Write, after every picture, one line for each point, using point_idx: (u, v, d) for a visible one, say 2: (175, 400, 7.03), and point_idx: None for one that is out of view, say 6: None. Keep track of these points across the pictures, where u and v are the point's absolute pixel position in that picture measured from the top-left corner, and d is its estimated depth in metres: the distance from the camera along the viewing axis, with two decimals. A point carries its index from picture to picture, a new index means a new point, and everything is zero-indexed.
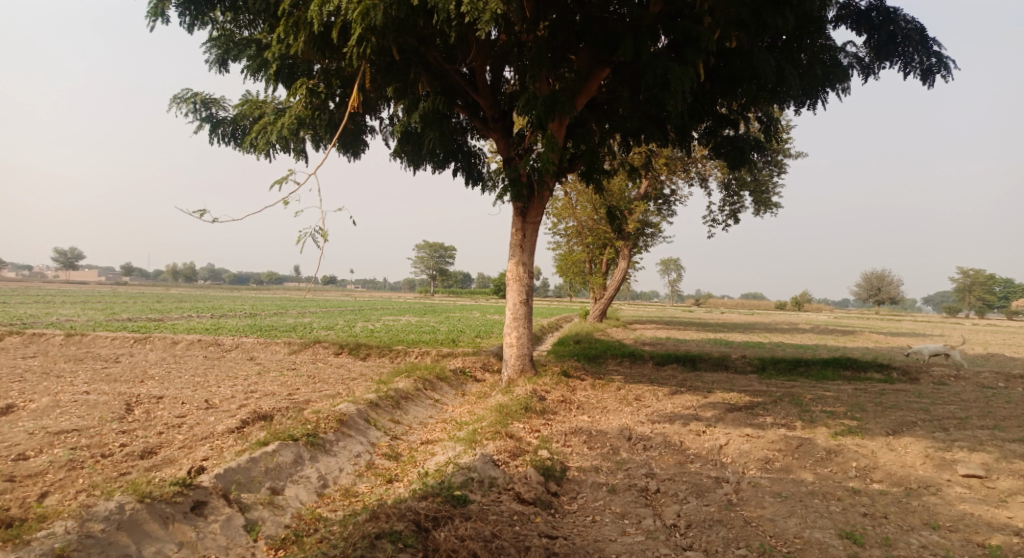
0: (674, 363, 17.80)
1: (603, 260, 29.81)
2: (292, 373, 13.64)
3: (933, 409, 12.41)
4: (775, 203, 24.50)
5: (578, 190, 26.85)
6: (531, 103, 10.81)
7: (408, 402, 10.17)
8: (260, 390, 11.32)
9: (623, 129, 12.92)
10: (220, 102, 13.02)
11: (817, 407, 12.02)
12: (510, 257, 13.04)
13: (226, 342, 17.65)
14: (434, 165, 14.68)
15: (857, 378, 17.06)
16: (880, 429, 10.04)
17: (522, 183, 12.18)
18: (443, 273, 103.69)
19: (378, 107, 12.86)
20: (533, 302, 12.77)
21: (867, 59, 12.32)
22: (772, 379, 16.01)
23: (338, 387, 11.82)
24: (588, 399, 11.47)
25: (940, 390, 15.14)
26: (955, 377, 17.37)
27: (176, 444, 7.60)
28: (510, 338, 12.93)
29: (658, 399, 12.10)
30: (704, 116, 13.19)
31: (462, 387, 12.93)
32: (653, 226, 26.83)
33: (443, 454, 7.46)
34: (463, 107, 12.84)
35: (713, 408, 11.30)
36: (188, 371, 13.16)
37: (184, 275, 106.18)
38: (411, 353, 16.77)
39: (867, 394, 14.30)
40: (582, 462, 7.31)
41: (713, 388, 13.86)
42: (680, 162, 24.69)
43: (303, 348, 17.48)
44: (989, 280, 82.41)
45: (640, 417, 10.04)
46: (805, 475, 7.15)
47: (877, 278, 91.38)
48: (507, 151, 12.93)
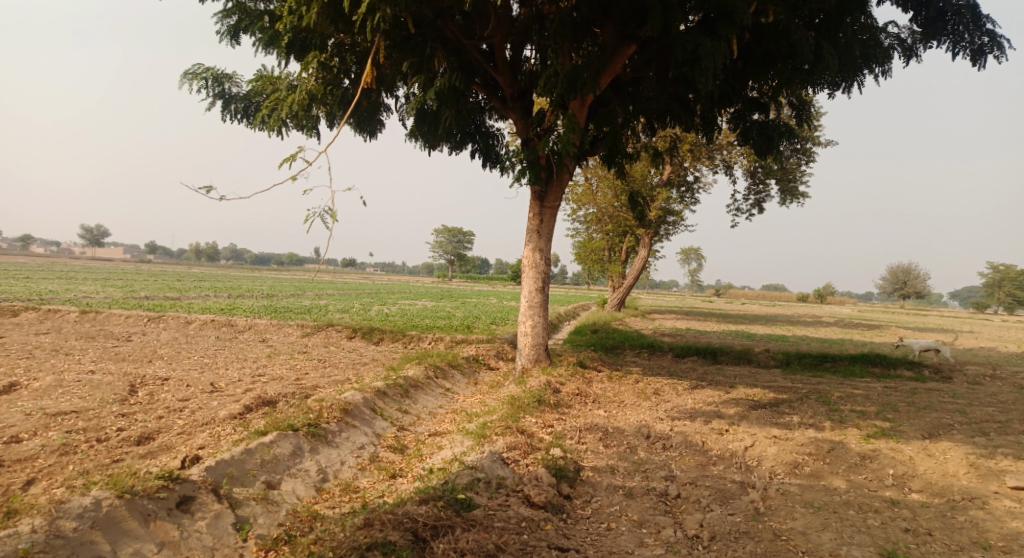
0: (694, 355, 17.29)
1: (623, 247, 29.27)
2: (303, 357, 13.37)
3: (968, 411, 11.82)
4: (802, 192, 23.78)
5: (599, 176, 26.24)
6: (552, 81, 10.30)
7: (417, 391, 9.81)
8: (268, 374, 11.04)
9: (648, 111, 12.37)
10: (232, 78, 12.70)
11: (846, 407, 11.47)
12: (526, 243, 12.60)
13: (239, 323, 17.43)
14: (451, 146, 14.26)
15: (886, 375, 16.45)
16: (914, 432, 9.50)
17: (540, 165, 11.70)
18: (462, 257, 103.52)
19: (394, 84, 12.48)
20: (549, 290, 12.35)
21: (909, 39, 11.66)
22: (796, 375, 15.46)
23: (347, 373, 11.50)
24: (605, 392, 11.04)
25: (975, 390, 14.49)
26: (990, 377, 16.67)
27: (175, 430, 7.31)
28: (525, 327, 12.52)
29: (678, 393, 11.64)
30: (733, 99, 12.57)
31: (474, 376, 12.57)
32: (675, 214, 26.20)
33: (450, 448, 7.08)
34: (481, 85, 12.38)
35: (737, 404, 10.81)
36: (198, 352, 12.92)
37: (206, 254, 107.17)
38: (425, 338, 16.44)
39: (897, 393, 13.72)
40: (597, 462, 6.89)
41: (736, 383, 13.35)
42: (705, 149, 23.99)
43: (316, 331, 17.22)
44: (1019, 275, 80.44)
45: (659, 413, 9.60)
46: (838, 482, 6.68)
47: (904, 272, 89.58)
48: (526, 132, 12.56)
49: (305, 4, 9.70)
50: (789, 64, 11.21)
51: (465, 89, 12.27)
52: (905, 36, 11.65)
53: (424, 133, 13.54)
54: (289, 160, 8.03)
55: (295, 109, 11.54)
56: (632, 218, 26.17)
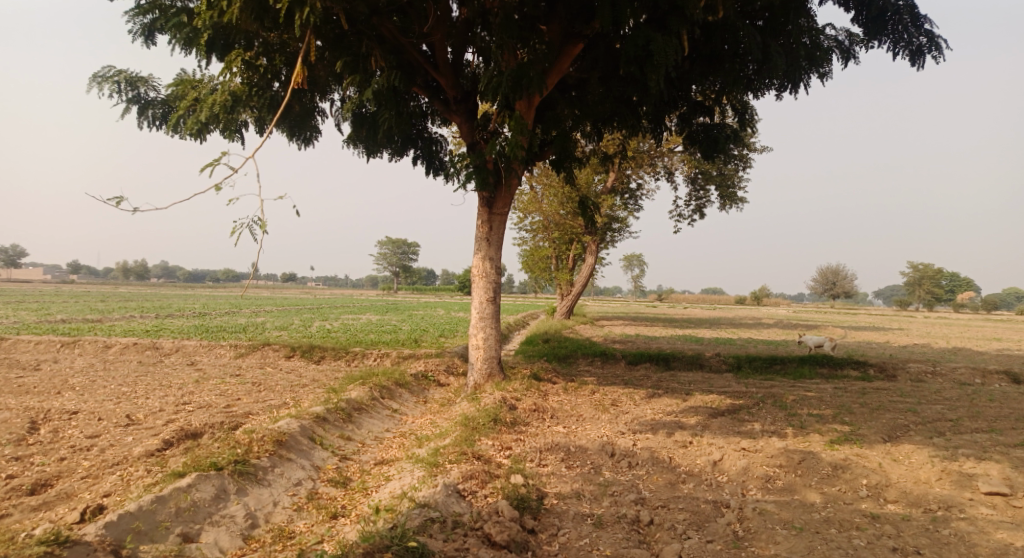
0: (647, 362, 16.97)
1: (569, 255, 28.97)
2: (236, 380, 12.40)
3: (920, 410, 11.77)
4: (741, 197, 23.89)
5: (543, 183, 25.88)
6: (498, 80, 9.79)
7: (361, 414, 9.07)
8: (195, 401, 10.10)
9: (595, 114, 11.97)
10: (148, 81, 11.69)
11: (803, 411, 11.26)
12: (475, 252, 12.00)
13: (165, 345, 16.22)
14: (391, 152, 13.58)
15: (835, 375, 16.47)
16: (875, 435, 9.29)
17: (487, 170, 11.16)
18: (405, 269, 102.12)
19: (329, 87, 11.75)
20: (501, 300, 11.80)
21: (848, 41, 11.62)
22: (749, 379, 15.30)
23: (284, 397, 10.63)
24: (561, 406, 10.51)
25: (920, 388, 14.59)
26: (932, 374, 16.88)
27: (79, 474, 6.45)
28: (476, 340, 11.90)
29: (636, 404, 11.20)
30: (678, 102, 12.29)
31: (423, 394, 11.86)
32: (619, 221, 26.04)
33: (400, 479, 6.40)
34: (422, 87, 11.76)
35: (697, 413, 10.44)
36: (117, 380, 11.81)
37: (136, 273, 102.59)
38: (369, 355, 15.62)
39: (848, 394, 13.64)
40: (560, 487, 6.35)
41: (692, 390, 13.02)
42: (647, 155, 23.93)
43: (251, 352, 16.16)
44: (938, 273, 84.43)
45: (619, 427, 9.12)
46: (813, 496, 6.32)
47: (833, 272, 92.77)
48: (471, 136, 11.98)
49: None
50: (735, 65, 10.97)
51: (406, 91, 11.63)
52: (844, 37, 11.60)
53: (362, 138, 12.83)
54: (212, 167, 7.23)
55: (218, 113, 10.66)
56: (578, 225, 25.90)
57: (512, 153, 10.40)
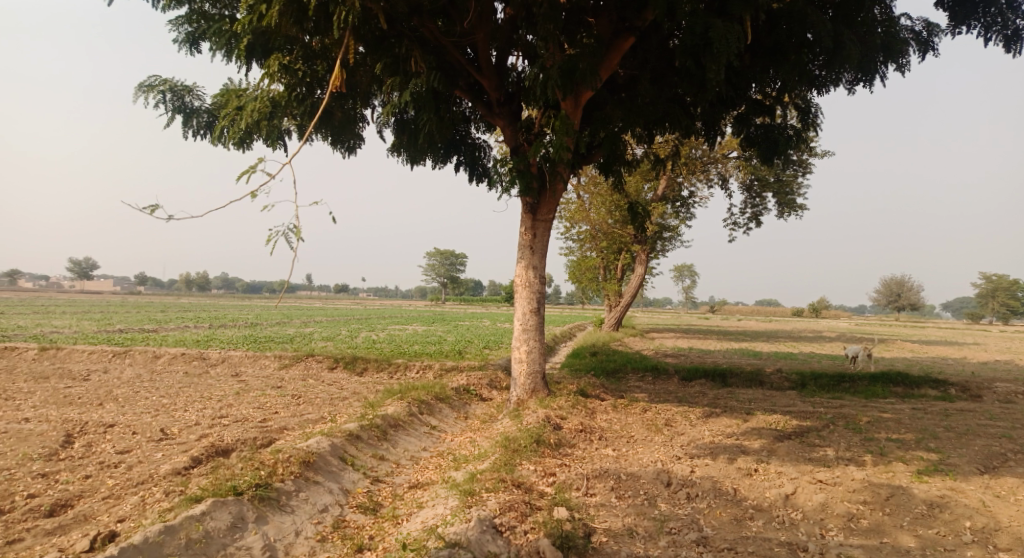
0: (702, 378, 16.06)
1: (619, 265, 28.14)
2: (276, 392, 12.09)
3: (1014, 436, 10.60)
4: (800, 204, 22.62)
5: (592, 191, 25.16)
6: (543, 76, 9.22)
7: (398, 432, 8.56)
8: (232, 415, 9.78)
9: (646, 116, 11.31)
10: (193, 90, 11.54)
11: (880, 435, 10.24)
12: (518, 260, 11.44)
13: (211, 356, 16.15)
14: (434, 159, 13.17)
15: (910, 395, 15.24)
16: (968, 466, 8.29)
17: (531, 174, 10.60)
18: (456, 281, 102.49)
19: (369, 92, 11.43)
20: (545, 311, 11.19)
21: (927, 31, 10.68)
22: (815, 397, 14.26)
23: (321, 411, 10.23)
24: (611, 425, 9.81)
25: (1009, 410, 13.32)
26: (1021, 394, 15.46)
27: (101, 493, 6.10)
28: (519, 353, 11.30)
29: (692, 425, 10.39)
30: (736, 101, 11.53)
31: (465, 409, 11.31)
32: (671, 229, 25.13)
33: (433, 508, 5.87)
34: (464, 90, 11.30)
35: (759, 436, 9.58)
36: (158, 391, 11.62)
37: (197, 284, 105.81)
38: (412, 368, 15.19)
39: (928, 416, 12.50)
40: (611, 522, 5.77)
41: (753, 409, 12.11)
42: (700, 162, 23.02)
43: (294, 363, 15.92)
44: (1012, 285, 79.82)
45: (675, 451, 8.38)
46: (905, 540, 5.60)
47: (897, 284, 88.84)
48: (515, 139, 11.46)
49: (264, 1, 8.55)
50: (801, 57, 10.17)
51: (447, 94, 11.19)
52: (921, 28, 10.68)
53: (404, 144, 12.48)
54: (247, 173, 6.87)
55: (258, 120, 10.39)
56: (627, 235, 25.07)
57: (557, 155, 9.83)
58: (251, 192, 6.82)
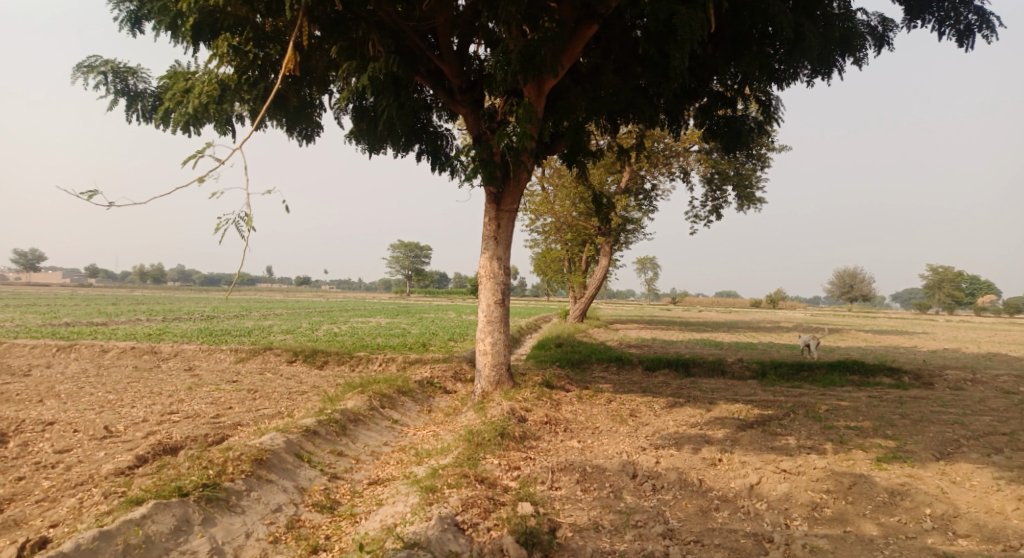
0: (666, 368, 16.10)
1: (583, 257, 28.12)
2: (231, 386, 11.70)
3: (967, 423, 10.80)
4: (759, 198, 22.81)
5: (556, 183, 25.04)
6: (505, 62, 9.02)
7: (357, 426, 8.31)
8: (183, 410, 9.40)
9: (611, 105, 11.19)
10: (137, 71, 11.05)
11: (840, 423, 10.33)
12: (483, 251, 11.24)
13: (163, 350, 15.60)
14: (395, 147, 12.87)
15: (867, 383, 15.50)
16: (925, 453, 8.38)
17: (494, 163, 10.40)
18: (419, 273, 101.71)
19: (327, 77, 11.09)
20: (510, 303, 11.03)
21: (883, 26, 10.75)
22: (776, 386, 14.39)
23: (278, 405, 9.91)
24: (576, 417, 9.70)
25: (961, 397, 13.62)
26: (972, 381, 15.84)
27: (37, 495, 5.75)
28: (483, 345, 11.11)
29: (657, 415, 10.34)
30: (699, 92, 11.49)
31: (428, 402, 11.09)
32: (634, 221, 25.17)
33: (392, 505, 5.66)
34: (425, 76, 11.02)
35: (723, 425, 9.58)
36: (105, 387, 11.13)
37: (152, 276, 103.03)
38: (374, 361, 14.89)
39: (886, 403, 12.69)
40: (576, 516, 5.65)
41: (716, 399, 12.14)
42: (662, 155, 23.06)
43: (252, 356, 15.47)
44: (958, 276, 82.50)
45: (640, 442, 8.30)
46: (868, 528, 5.59)
47: (851, 276, 91.01)
48: (477, 127, 11.23)
49: None
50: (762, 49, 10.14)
51: (407, 80, 10.90)
52: (877, 23, 10.74)
53: (364, 131, 12.15)
54: (195, 159, 6.53)
55: (206, 104, 10.01)
56: (591, 227, 25.05)
57: (520, 143, 9.66)
58: (199, 178, 6.48)
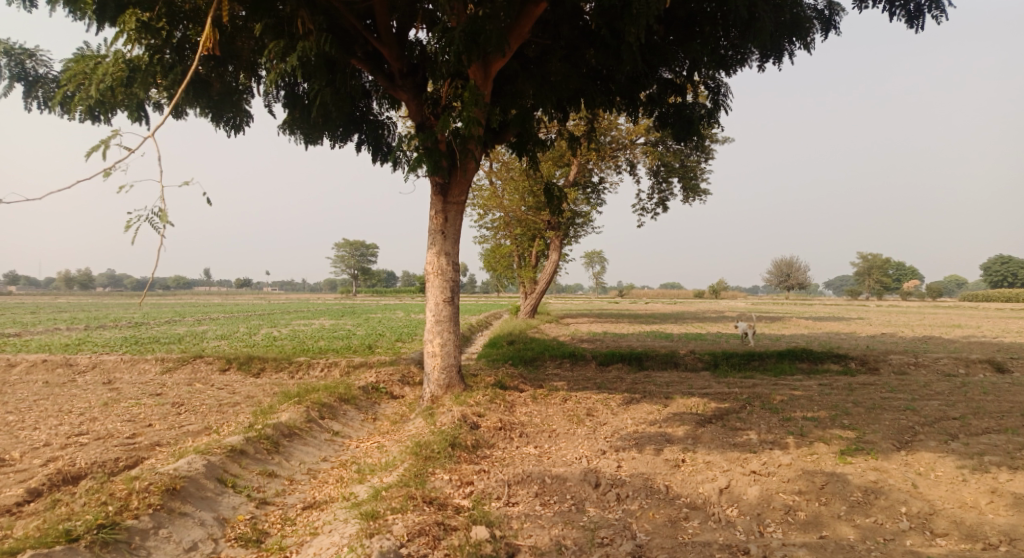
0: (619, 363, 15.77)
1: (532, 252, 27.71)
2: (154, 401, 10.74)
3: (918, 408, 10.73)
4: (705, 190, 22.75)
5: (503, 177, 24.52)
6: (447, 39, 8.42)
7: (293, 442, 7.59)
8: (94, 431, 8.49)
9: (559, 92, 10.73)
10: (34, 54, 10.01)
11: (797, 414, 10.11)
12: (428, 246, 10.59)
13: (81, 362, 14.40)
14: (332, 138, 12.09)
15: (816, 371, 15.50)
16: (885, 443, 8.16)
17: (439, 152, 9.81)
18: (363, 272, 99.80)
19: (254, 62, 10.28)
20: (459, 300, 10.44)
21: (830, 9, 10.57)
22: (728, 378, 14.22)
23: (205, 421, 9.08)
24: (531, 419, 9.19)
25: (908, 382, 13.70)
26: (916, 365, 16.02)
27: None
28: (432, 347, 10.48)
29: (613, 413, 9.91)
30: (649, 79, 11.12)
31: (373, 409, 10.41)
32: (582, 215, 24.87)
33: (331, 536, 5.09)
34: (363, 60, 10.31)
35: (682, 422, 9.22)
36: (8, 407, 10.06)
37: (80, 283, 98.24)
38: (314, 366, 14.06)
39: (837, 392, 12.62)
40: (536, 537, 5.19)
41: (671, 393, 11.81)
42: (608, 148, 22.79)
43: (180, 366, 14.43)
44: (887, 263, 85.82)
45: (600, 444, 7.85)
46: (845, 531, 5.25)
47: (788, 264, 93.58)
48: (420, 114, 10.58)
49: None
50: None
51: (343, 64, 10.17)
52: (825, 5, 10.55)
53: (298, 120, 11.35)
54: (98, 150, 5.79)
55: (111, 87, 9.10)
56: (540, 221, 24.61)
57: (467, 129, 9.10)
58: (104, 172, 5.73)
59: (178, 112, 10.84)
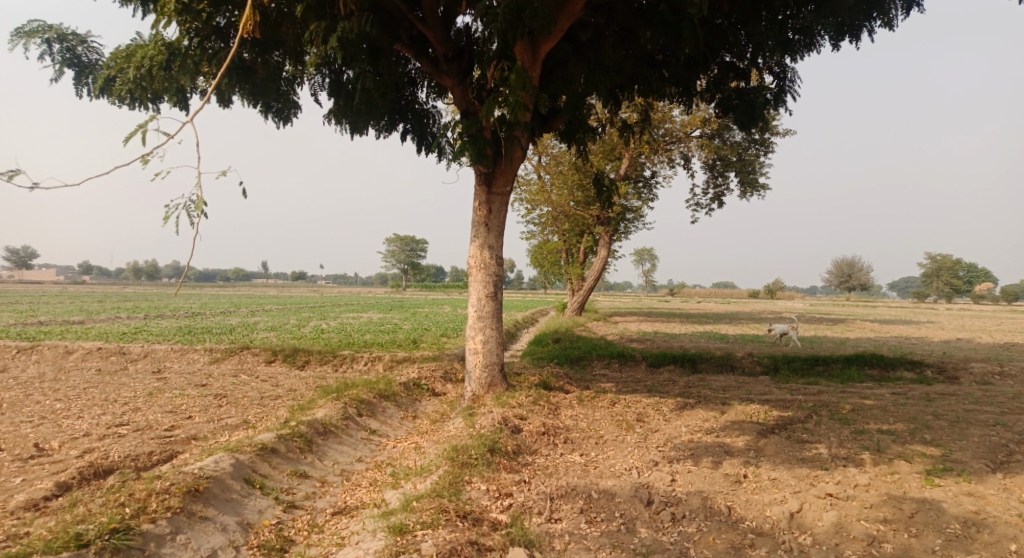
0: (671, 364, 15.05)
1: (582, 248, 27.06)
2: (197, 392, 10.60)
3: (1009, 423, 9.73)
4: (763, 184, 21.63)
5: (554, 171, 23.93)
6: (491, 15, 7.93)
7: (327, 441, 7.24)
8: (134, 421, 8.33)
9: (612, 77, 10.12)
10: (85, 39, 9.96)
11: (870, 427, 9.27)
12: (472, 239, 10.14)
13: (132, 351, 14.51)
14: (377, 127, 11.77)
15: (887, 378, 14.45)
16: (976, 463, 7.32)
17: (483, 139, 9.37)
18: (415, 267, 100.69)
19: (297, 48, 10.02)
20: (503, 296, 9.96)
21: None
22: (789, 383, 13.35)
23: (244, 414, 8.85)
24: (578, 423, 8.65)
25: (991, 393, 12.59)
26: (999, 375, 14.76)
27: None
28: (474, 344, 10.03)
29: (666, 420, 9.28)
30: (708, 63, 10.42)
31: (414, 407, 10.03)
32: (634, 210, 24.11)
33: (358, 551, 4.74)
34: (407, 44, 9.93)
35: (742, 432, 8.52)
36: (55, 394, 10.04)
37: (146, 274, 102.16)
38: (358, 360, 13.82)
39: (912, 402, 11.64)
40: None
41: (728, 398, 11.08)
42: (662, 142, 21.99)
43: (227, 357, 14.38)
44: (956, 264, 81.66)
45: (652, 453, 7.26)
46: None
47: (849, 264, 90.07)
48: (465, 100, 10.13)
49: None
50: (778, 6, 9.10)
51: (387, 48, 9.81)
52: None
53: (342, 109, 11.07)
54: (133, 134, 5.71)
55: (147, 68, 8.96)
56: (589, 216, 23.94)
57: (512, 113, 8.61)
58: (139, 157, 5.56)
59: (224, 99, 10.74)
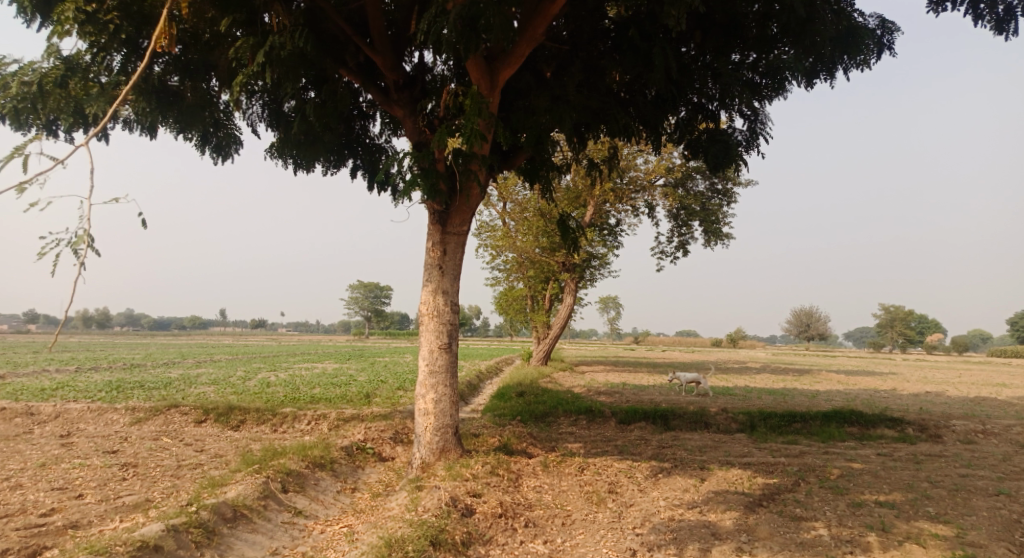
0: (641, 422, 13.95)
1: (546, 296, 26.13)
2: (101, 461, 9.12)
3: (1014, 492, 8.81)
4: (728, 233, 21.02)
5: (518, 218, 23.15)
6: (438, 24, 7.05)
7: (237, 530, 5.95)
8: (8, 504, 6.90)
9: (578, 111, 9.25)
10: None
11: (868, 498, 8.27)
12: (424, 284, 9.06)
13: (43, 413, 12.85)
14: (325, 163, 10.77)
15: (868, 437, 13.54)
16: (998, 547, 6.33)
17: (436, 173, 8.40)
18: (377, 315, 98.65)
19: (231, 72, 9.06)
20: (458, 348, 8.87)
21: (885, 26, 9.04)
22: (768, 443, 12.35)
23: (148, 491, 7.48)
24: (541, 497, 7.51)
25: (981, 455, 11.73)
26: (983, 433, 13.97)
27: None
28: (424, 403, 8.84)
29: (641, 490, 8.17)
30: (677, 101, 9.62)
31: (354, 476, 8.73)
32: (599, 258, 23.34)
33: None
34: (355, 70, 9.01)
35: (728, 506, 7.43)
36: None
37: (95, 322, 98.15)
38: (300, 419, 12.43)
39: (903, 465, 10.69)
40: None
41: (706, 462, 9.99)
42: (626, 190, 21.56)
43: (152, 416, 12.83)
44: (911, 315, 82.95)
45: (629, 538, 6.15)
46: None
47: (808, 315, 90.80)
48: (418, 131, 9.19)
49: None
50: None
51: (330, 73, 8.89)
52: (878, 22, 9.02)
53: (284, 142, 10.07)
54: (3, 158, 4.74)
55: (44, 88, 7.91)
56: (554, 263, 23.06)
57: (468, 142, 7.71)
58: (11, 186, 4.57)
59: (149, 130, 9.73)
